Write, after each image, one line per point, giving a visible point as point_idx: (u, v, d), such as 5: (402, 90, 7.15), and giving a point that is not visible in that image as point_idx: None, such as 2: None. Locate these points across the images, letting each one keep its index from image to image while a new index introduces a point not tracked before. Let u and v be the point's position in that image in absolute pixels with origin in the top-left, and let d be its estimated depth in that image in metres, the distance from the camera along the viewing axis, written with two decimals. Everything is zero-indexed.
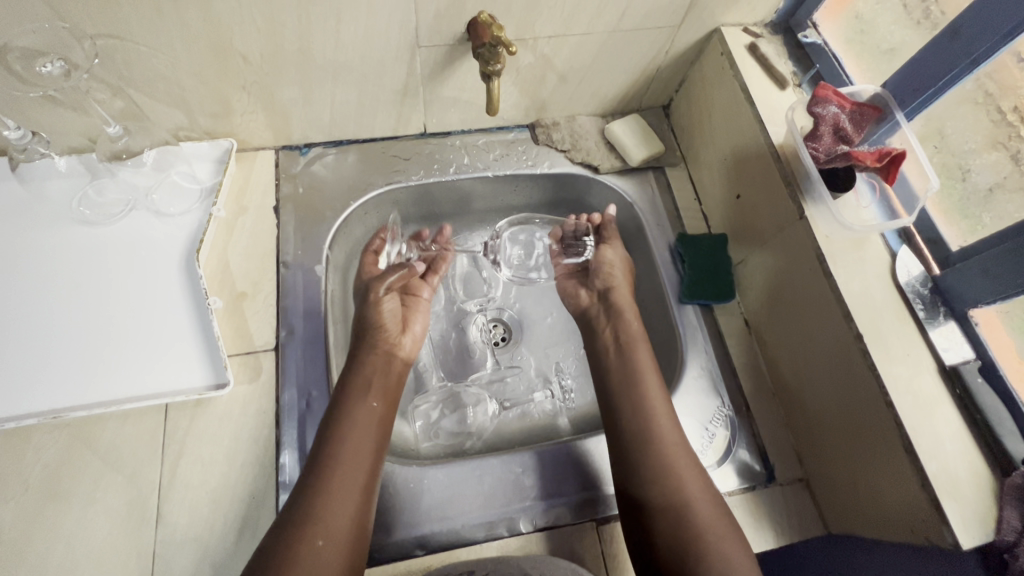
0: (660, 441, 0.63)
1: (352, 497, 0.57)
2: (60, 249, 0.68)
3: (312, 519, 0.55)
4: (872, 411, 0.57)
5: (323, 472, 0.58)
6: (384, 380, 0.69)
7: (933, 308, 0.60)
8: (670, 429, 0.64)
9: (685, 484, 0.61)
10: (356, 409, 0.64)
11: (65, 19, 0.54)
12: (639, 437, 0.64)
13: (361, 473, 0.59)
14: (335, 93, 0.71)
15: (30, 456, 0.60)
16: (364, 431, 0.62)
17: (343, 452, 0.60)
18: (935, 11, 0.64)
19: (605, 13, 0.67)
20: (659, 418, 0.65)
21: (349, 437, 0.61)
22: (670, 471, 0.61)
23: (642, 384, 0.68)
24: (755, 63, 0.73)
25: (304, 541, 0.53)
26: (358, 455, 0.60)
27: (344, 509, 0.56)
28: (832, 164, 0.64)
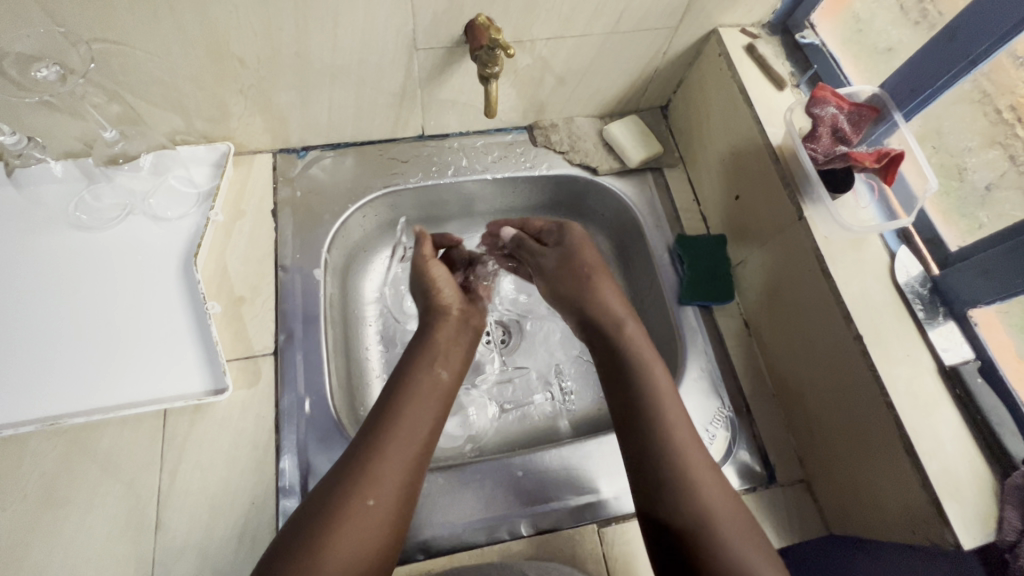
0: (672, 430, 0.58)
1: (406, 463, 0.57)
2: (57, 254, 0.68)
3: (367, 475, 0.55)
4: (873, 412, 0.57)
5: (383, 432, 0.58)
6: (453, 352, 0.69)
7: (932, 308, 0.60)
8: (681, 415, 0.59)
9: (701, 475, 0.55)
10: (421, 377, 0.64)
11: (61, 24, 0.54)
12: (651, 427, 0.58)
13: (420, 440, 0.59)
14: (333, 97, 0.71)
15: (28, 463, 0.60)
16: (428, 399, 0.62)
17: (409, 415, 0.60)
18: (932, 12, 0.64)
19: (603, 14, 0.67)
20: (669, 408, 0.59)
21: (413, 403, 0.61)
22: (686, 463, 0.56)
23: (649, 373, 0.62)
24: (753, 64, 0.73)
25: (357, 497, 0.53)
26: (419, 422, 0.60)
27: (399, 472, 0.56)
28: (831, 164, 0.64)
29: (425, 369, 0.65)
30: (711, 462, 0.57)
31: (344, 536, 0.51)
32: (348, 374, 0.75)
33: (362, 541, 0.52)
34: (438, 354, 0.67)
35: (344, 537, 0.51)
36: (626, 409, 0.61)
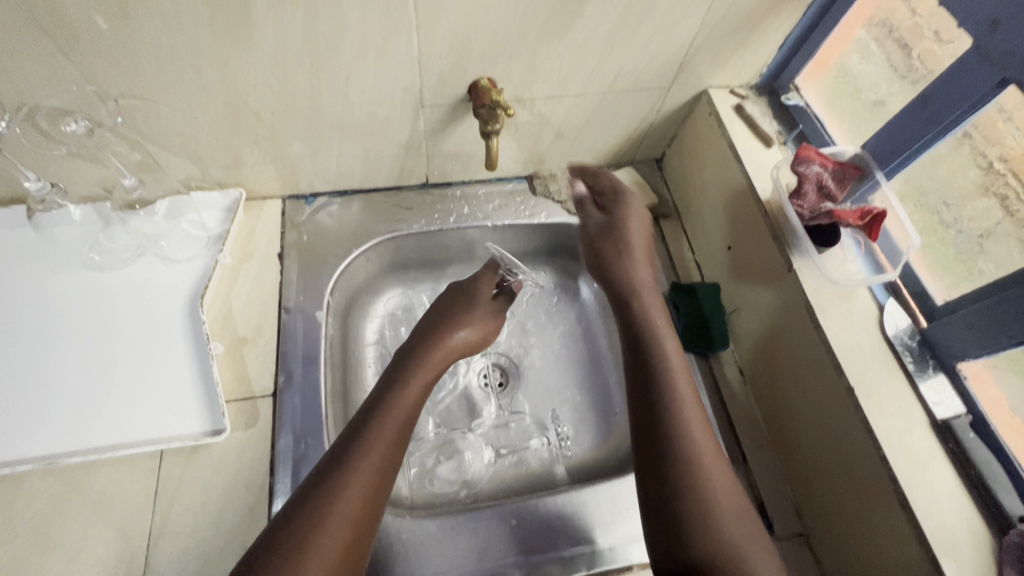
0: (712, 493, 0.54)
1: (352, 537, 0.52)
2: (69, 294, 0.70)
3: (307, 551, 0.48)
4: (866, 466, 0.57)
5: (331, 498, 0.52)
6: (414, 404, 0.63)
7: (921, 360, 0.61)
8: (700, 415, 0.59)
9: (716, 480, 0.55)
10: (382, 425, 0.59)
11: (93, 83, 0.58)
12: (701, 507, 0.54)
13: (368, 512, 0.54)
14: (341, 148, 0.75)
15: (22, 503, 0.60)
16: (389, 450, 0.58)
17: (366, 468, 0.55)
18: (920, 68, 0.65)
19: (598, 76, 0.72)
20: (720, 482, 0.55)
21: (367, 456, 0.56)
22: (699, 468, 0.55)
23: (693, 431, 0.57)
24: (742, 123, 0.77)
25: (304, 561, 0.48)
26: (375, 471, 0.55)
27: (347, 549, 0.51)
28: (817, 220, 0.66)
29: (386, 428, 0.59)
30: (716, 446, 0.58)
31: None
32: (346, 416, 0.75)
33: None
34: (396, 406, 0.61)
35: None
36: (679, 476, 0.55)
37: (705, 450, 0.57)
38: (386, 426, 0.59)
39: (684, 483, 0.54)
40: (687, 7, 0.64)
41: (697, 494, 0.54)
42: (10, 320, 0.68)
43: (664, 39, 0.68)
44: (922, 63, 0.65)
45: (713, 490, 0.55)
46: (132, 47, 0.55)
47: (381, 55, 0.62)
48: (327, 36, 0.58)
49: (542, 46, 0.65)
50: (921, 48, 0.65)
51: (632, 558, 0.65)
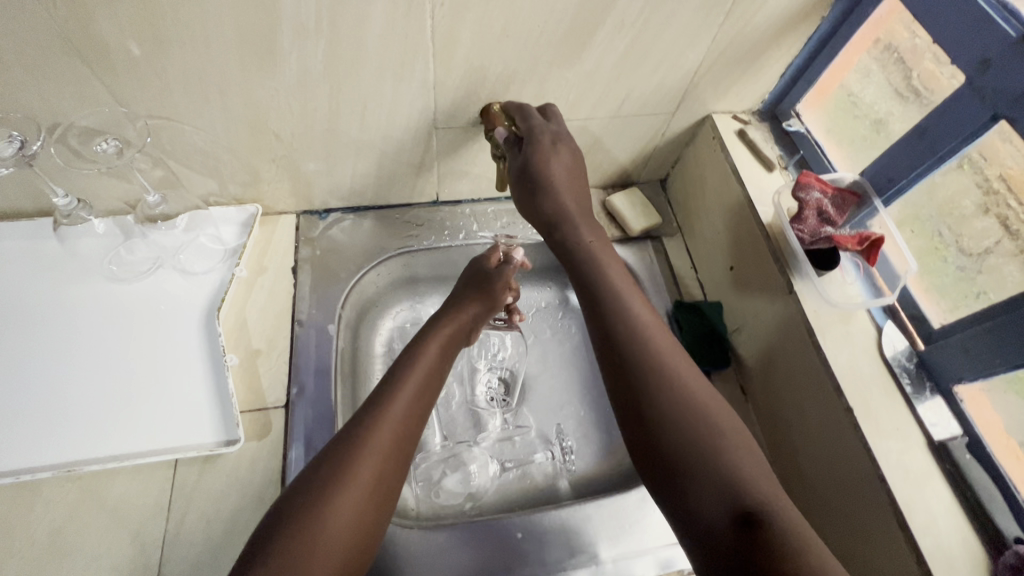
0: (706, 432, 0.51)
1: (365, 515, 0.52)
2: (90, 304, 0.72)
3: (344, 483, 0.52)
4: (865, 486, 0.58)
5: (345, 472, 0.52)
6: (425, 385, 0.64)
7: (919, 383, 0.63)
8: (677, 362, 0.57)
9: (707, 421, 0.52)
10: (420, 363, 0.65)
11: (123, 104, 0.60)
12: (671, 414, 0.52)
13: (382, 490, 0.54)
14: (356, 166, 0.77)
15: (39, 509, 0.61)
16: (428, 383, 0.64)
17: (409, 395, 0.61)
18: (922, 90, 0.67)
19: (606, 101, 0.74)
20: (687, 387, 0.54)
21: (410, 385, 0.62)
22: (685, 412, 0.52)
23: (655, 344, 0.57)
24: (745, 148, 0.79)
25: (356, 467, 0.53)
26: (417, 398, 0.62)
27: (360, 527, 0.51)
28: (817, 244, 0.68)
29: (397, 405, 0.59)
30: (699, 388, 0.55)
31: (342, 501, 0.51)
32: None
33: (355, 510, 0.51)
34: (409, 386, 0.62)
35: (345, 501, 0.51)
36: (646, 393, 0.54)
37: (666, 357, 0.56)
38: (398, 405, 0.59)
39: (650, 397, 0.54)
40: (692, 38, 0.67)
41: (689, 438, 0.51)
42: (32, 329, 0.70)
43: (669, 68, 0.71)
44: (923, 84, 0.67)
45: (678, 397, 0.53)
46: (163, 71, 0.58)
47: (398, 81, 0.65)
48: (348, 63, 0.61)
49: (552, 74, 0.68)
50: (924, 69, 0.66)
51: (634, 573, 0.67)
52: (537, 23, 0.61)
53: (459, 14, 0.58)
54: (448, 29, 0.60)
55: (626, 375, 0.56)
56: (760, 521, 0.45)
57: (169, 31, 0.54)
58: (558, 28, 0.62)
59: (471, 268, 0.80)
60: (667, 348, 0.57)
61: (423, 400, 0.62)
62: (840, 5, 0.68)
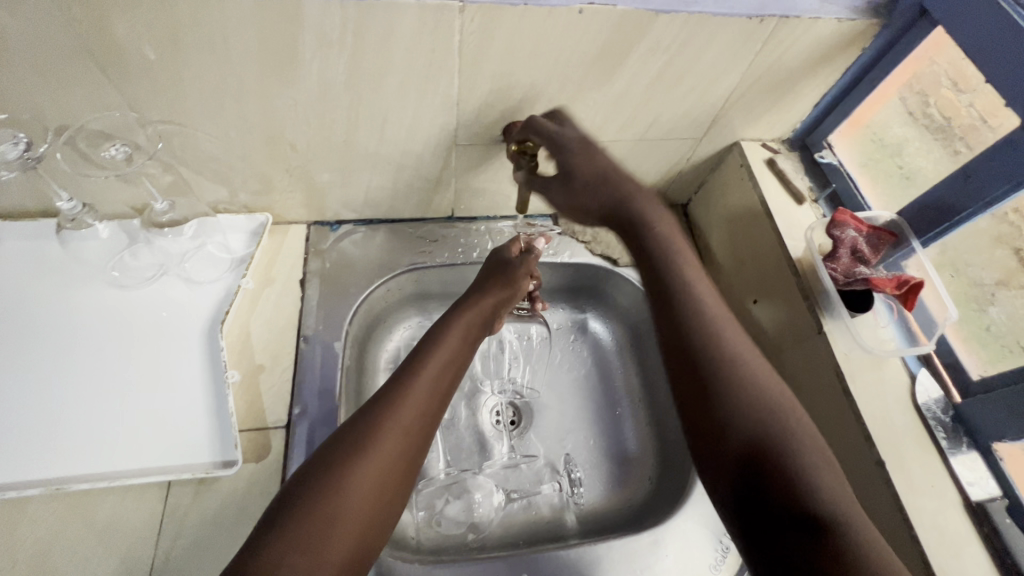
0: (776, 423, 0.49)
1: (378, 499, 0.51)
2: (90, 311, 0.70)
3: (357, 464, 0.51)
4: (895, 544, 0.55)
5: (360, 454, 0.51)
6: (444, 373, 0.63)
7: (955, 436, 0.60)
8: (747, 347, 0.54)
9: (776, 410, 0.50)
10: (438, 349, 0.64)
11: (135, 110, 0.58)
12: (746, 408, 0.50)
13: (397, 475, 0.53)
14: (372, 180, 0.75)
15: (24, 526, 0.58)
16: (445, 371, 0.63)
17: (425, 381, 0.60)
18: (937, 117, 0.69)
19: (633, 124, 0.72)
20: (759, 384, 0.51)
21: (428, 370, 0.61)
22: (752, 395, 0.51)
23: (722, 336, 0.54)
24: (774, 177, 0.76)
25: (370, 450, 0.52)
26: (435, 384, 0.61)
27: (375, 511, 0.50)
28: (852, 285, 0.65)
29: (416, 391, 0.59)
30: (772, 375, 0.52)
31: (354, 482, 0.50)
32: None
33: (365, 493, 0.50)
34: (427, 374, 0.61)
35: (355, 485, 0.50)
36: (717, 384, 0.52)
37: (735, 343, 0.54)
38: (412, 392, 0.58)
39: (717, 386, 0.52)
40: (726, 65, 0.65)
41: (756, 425, 0.49)
42: (28, 335, 0.67)
43: (701, 94, 0.68)
44: (938, 110, 0.69)
45: (752, 393, 0.51)
46: (178, 76, 0.55)
47: (421, 95, 0.62)
48: (371, 76, 0.59)
49: (580, 95, 0.66)
50: (939, 96, 0.68)
51: None
52: (568, 44, 0.59)
53: (489, 31, 0.56)
54: (477, 46, 0.57)
55: (697, 369, 0.53)
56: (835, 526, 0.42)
57: (187, 37, 0.52)
58: (590, 49, 0.60)
59: (492, 258, 0.77)
60: (741, 344, 0.54)
61: (439, 389, 0.61)
62: (881, 37, 0.65)
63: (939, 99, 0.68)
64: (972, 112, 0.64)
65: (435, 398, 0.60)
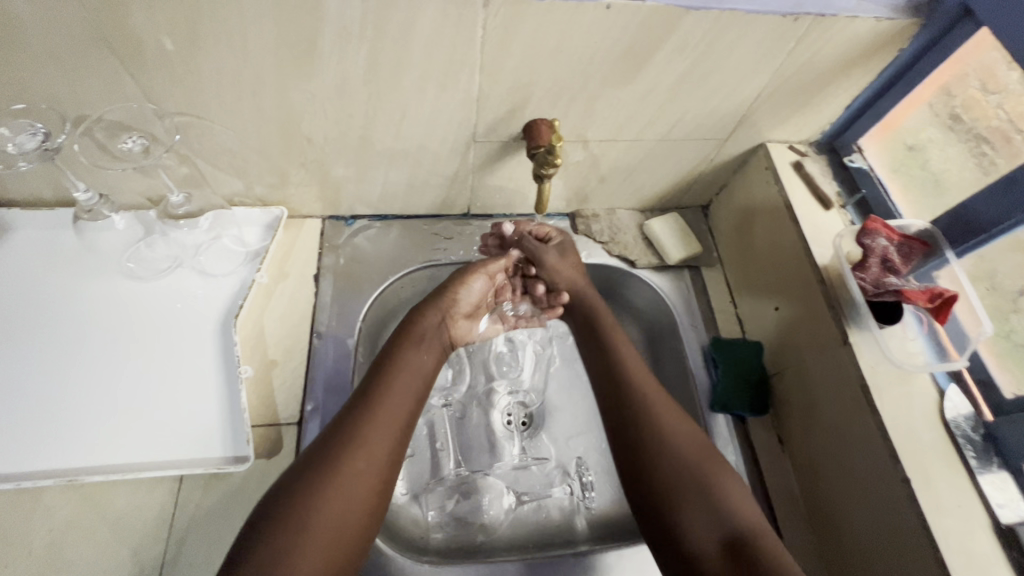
0: (710, 486, 0.55)
1: (351, 522, 0.51)
2: (106, 302, 0.70)
3: (337, 474, 0.51)
4: (918, 565, 0.53)
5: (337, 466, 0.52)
6: (410, 388, 0.61)
7: (985, 455, 0.58)
8: (675, 418, 0.60)
9: (707, 473, 0.56)
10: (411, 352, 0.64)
11: (153, 101, 0.58)
12: (668, 469, 0.56)
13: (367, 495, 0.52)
14: (388, 175, 0.74)
15: (40, 516, 0.59)
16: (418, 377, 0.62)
17: (402, 386, 0.60)
18: (966, 120, 0.67)
19: (657, 123, 0.70)
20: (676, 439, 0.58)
21: (403, 375, 0.61)
22: (689, 469, 0.56)
23: (652, 407, 0.60)
24: (801, 181, 0.74)
25: (348, 459, 0.52)
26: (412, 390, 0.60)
27: (356, 517, 0.51)
28: (882, 296, 0.63)
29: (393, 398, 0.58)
30: (697, 440, 0.58)
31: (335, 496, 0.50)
32: None
33: (345, 505, 0.51)
34: (392, 392, 0.59)
35: (335, 498, 0.50)
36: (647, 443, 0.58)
37: (662, 414, 0.60)
38: (390, 399, 0.58)
39: (656, 460, 0.57)
40: (757, 63, 0.62)
41: (695, 493, 0.55)
42: (44, 325, 0.67)
43: (728, 93, 0.66)
44: (967, 113, 0.67)
45: (675, 445, 0.58)
46: (195, 68, 0.54)
47: (441, 91, 0.61)
48: (390, 70, 0.57)
49: (603, 93, 0.64)
50: (964, 97, 0.66)
51: None
52: (593, 40, 0.57)
53: (512, 25, 0.54)
54: (500, 41, 0.56)
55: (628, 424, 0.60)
56: (748, 548, 0.51)
57: (205, 27, 0.51)
58: (616, 46, 0.58)
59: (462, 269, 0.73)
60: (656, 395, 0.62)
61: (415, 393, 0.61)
62: (920, 39, 0.62)
63: (966, 100, 0.67)
64: (1001, 114, 0.63)
65: (408, 405, 0.59)
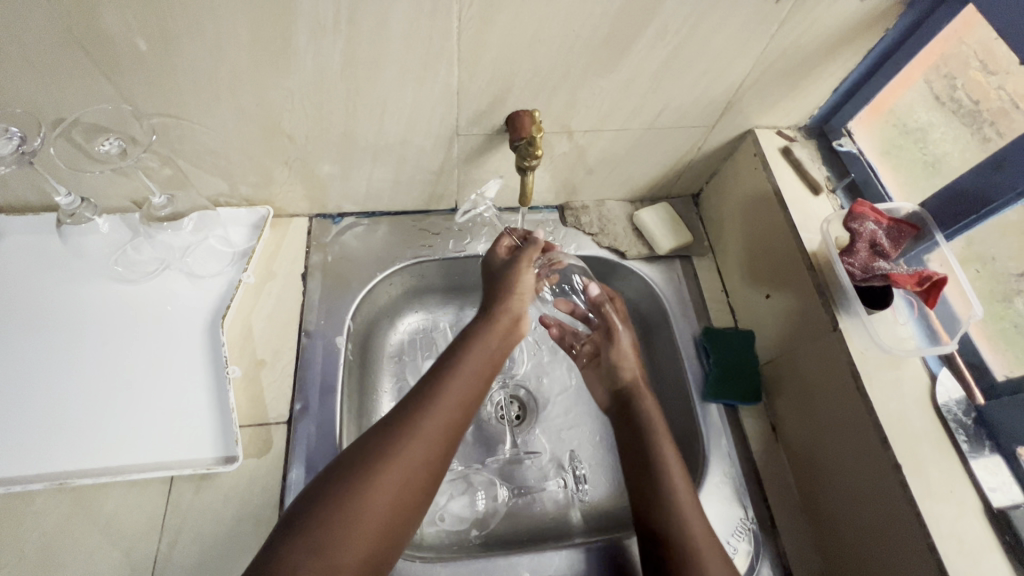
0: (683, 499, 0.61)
1: (400, 503, 0.51)
2: (93, 305, 0.70)
3: (389, 459, 0.52)
4: (910, 552, 0.53)
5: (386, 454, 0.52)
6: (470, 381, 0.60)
7: (977, 439, 0.57)
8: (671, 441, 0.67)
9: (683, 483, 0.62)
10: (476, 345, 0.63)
11: (130, 102, 0.57)
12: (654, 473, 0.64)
13: (422, 480, 0.53)
14: (373, 171, 0.73)
15: (31, 520, 0.59)
16: (477, 371, 0.61)
17: (462, 379, 0.59)
18: (965, 100, 0.65)
19: (641, 113, 0.69)
20: (673, 471, 0.63)
21: (463, 370, 0.60)
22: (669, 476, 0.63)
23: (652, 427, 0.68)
24: (789, 166, 0.73)
25: (405, 443, 0.53)
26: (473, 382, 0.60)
27: (398, 507, 0.51)
28: (870, 281, 0.62)
29: (452, 392, 0.58)
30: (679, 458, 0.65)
31: (384, 483, 0.51)
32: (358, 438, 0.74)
33: (396, 496, 0.51)
34: (451, 393, 0.57)
35: (383, 489, 0.50)
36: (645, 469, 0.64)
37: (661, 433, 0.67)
38: (448, 391, 0.57)
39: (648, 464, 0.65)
40: (740, 48, 0.61)
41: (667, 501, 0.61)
42: (30, 329, 0.67)
43: (713, 79, 0.65)
44: (957, 95, 0.66)
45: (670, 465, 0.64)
46: (170, 67, 0.54)
47: (420, 85, 0.60)
48: (368, 65, 0.57)
49: (585, 82, 0.63)
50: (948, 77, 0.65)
51: None
52: (571, 29, 0.56)
53: (489, 15, 0.53)
54: (477, 32, 0.55)
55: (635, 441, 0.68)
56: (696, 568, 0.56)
57: (177, 27, 0.50)
58: (596, 34, 0.57)
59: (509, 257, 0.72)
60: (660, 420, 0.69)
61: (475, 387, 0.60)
62: (906, 19, 0.61)
63: (955, 82, 0.66)
64: (1003, 95, 0.61)
65: (467, 398, 0.59)
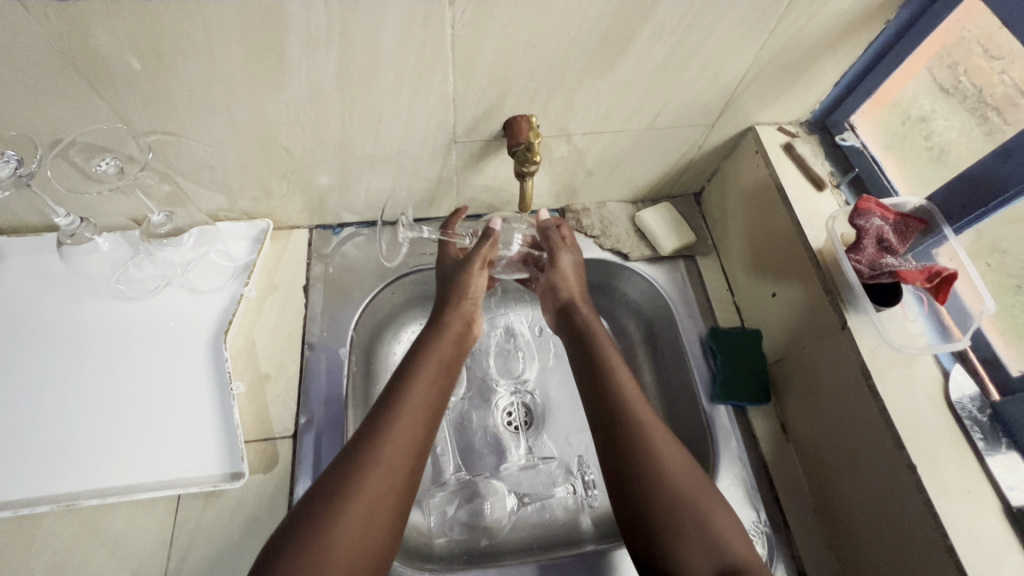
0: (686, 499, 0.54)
1: (373, 534, 0.51)
2: (97, 324, 0.70)
3: (353, 493, 0.51)
4: (928, 555, 0.52)
5: (348, 489, 0.51)
6: (422, 401, 0.60)
7: (993, 436, 0.56)
8: (661, 430, 0.59)
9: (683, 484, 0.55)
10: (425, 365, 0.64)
11: (126, 121, 0.57)
12: (648, 482, 0.55)
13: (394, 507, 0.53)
14: (371, 181, 0.73)
15: (39, 542, 0.59)
16: (425, 391, 0.61)
17: (416, 401, 0.60)
18: (969, 90, 0.64)
19: (639, 114, 0.68)
20: (667, 472, 0.56)
21: (414, 392, 0.60)
22: (665, 482, 0.55)
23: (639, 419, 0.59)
24: (791, 163, 0.72)
25: (367, 472, 0.53)
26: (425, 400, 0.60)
27: (369, 541, 0.50)
28: (878, 278, 0.61)
29: (406, 415, 0.58)
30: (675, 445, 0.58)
31: (349, 521, 0.50)
32: None
33: (364, 527, 0.51)
34: (408, 417, 0.58)
35: (349, 524, 0.50)
36: (632, 469, 0.56)
37: (646, 423, 0.59)
38: (403, 417, 0.58)
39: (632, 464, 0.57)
40: (738, 45, 0.61)
41: (668, 509, 0.54)
42: (35, 349, 0.67)
43: (711, 77, 0.65)
44: (960, 86, 0.65)
45: (665, 465, 0.56)
46: (163, 85, 0.54)
47: (416, 93, 0.60)
48: (362, 76, 0.57)
49: (582, 85, 0.63)
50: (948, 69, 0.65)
51: None
52: (566, 32, 0.55)
53: (483, 22, 0.53)
54: (471, 39, 0.54)
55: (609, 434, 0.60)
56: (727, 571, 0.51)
57: (170, 46, 0.50)
58: (591, 37, 0.56)
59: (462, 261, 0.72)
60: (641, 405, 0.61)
61: (429, 405, 0.61)
62: (906, 10, 0.61)
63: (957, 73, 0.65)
64: (1007, 79, 0.60)
65: (421, 419, 0.59)
